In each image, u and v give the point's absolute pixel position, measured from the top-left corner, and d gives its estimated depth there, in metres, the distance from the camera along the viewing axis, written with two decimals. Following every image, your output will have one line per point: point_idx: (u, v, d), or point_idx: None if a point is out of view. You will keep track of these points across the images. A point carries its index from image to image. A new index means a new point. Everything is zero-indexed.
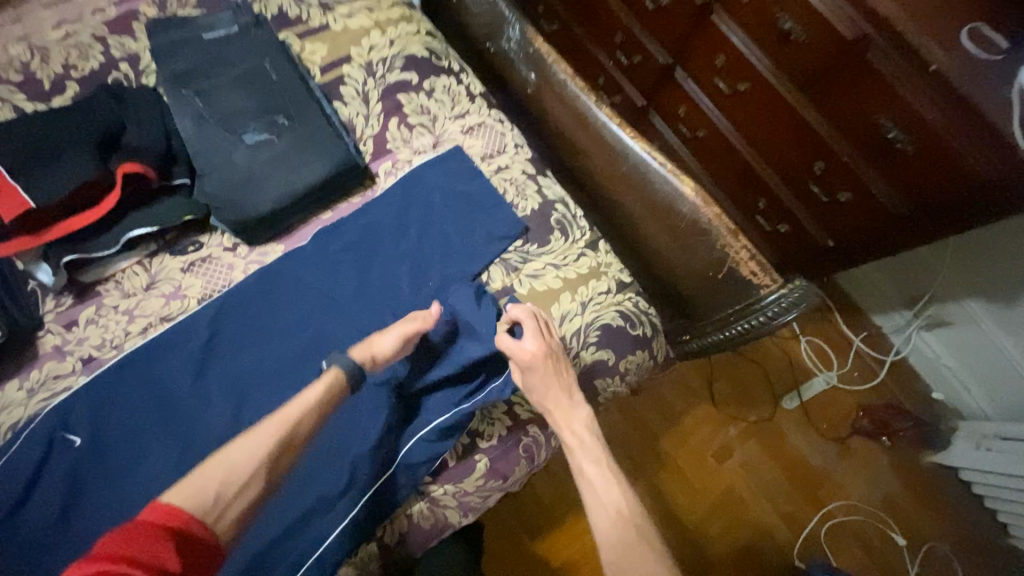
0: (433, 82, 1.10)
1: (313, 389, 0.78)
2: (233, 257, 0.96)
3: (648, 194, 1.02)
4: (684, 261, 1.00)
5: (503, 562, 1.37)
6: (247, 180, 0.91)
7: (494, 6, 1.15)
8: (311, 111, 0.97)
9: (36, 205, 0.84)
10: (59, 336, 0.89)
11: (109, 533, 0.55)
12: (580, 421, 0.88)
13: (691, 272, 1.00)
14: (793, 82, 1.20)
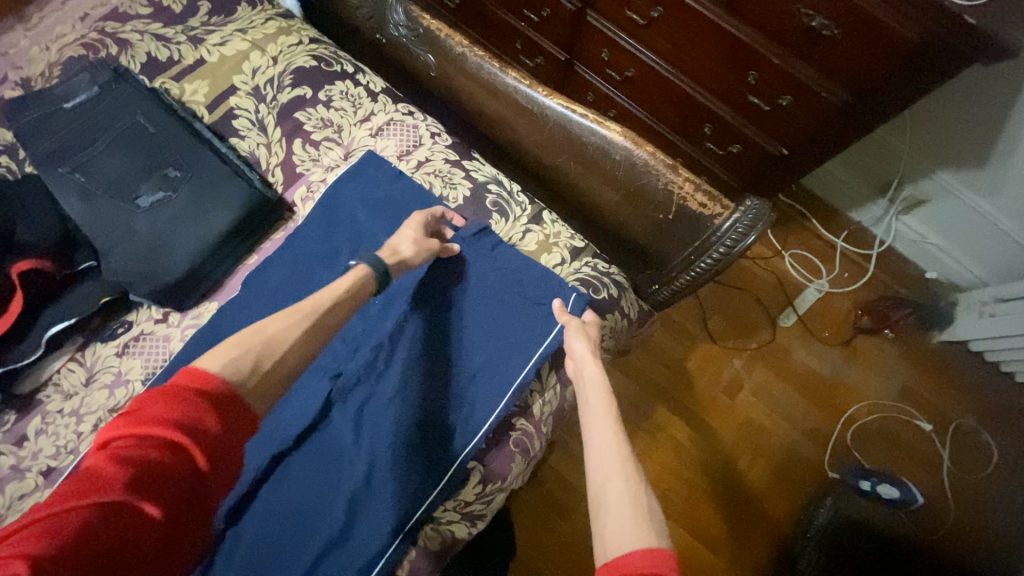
0: (328, 90, 1.03)
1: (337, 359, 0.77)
2: (167, 327, 0.90)
3: (576, 151, 0.96)
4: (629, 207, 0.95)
5: (541, 551, 1.34)
6: (155, 244, 0.86)
7: None
8: (203, 156, 0.91)
9: None
10: (10, 457, 0.84)
11: (152, 393, 0.57)
12: None
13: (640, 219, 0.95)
14: None
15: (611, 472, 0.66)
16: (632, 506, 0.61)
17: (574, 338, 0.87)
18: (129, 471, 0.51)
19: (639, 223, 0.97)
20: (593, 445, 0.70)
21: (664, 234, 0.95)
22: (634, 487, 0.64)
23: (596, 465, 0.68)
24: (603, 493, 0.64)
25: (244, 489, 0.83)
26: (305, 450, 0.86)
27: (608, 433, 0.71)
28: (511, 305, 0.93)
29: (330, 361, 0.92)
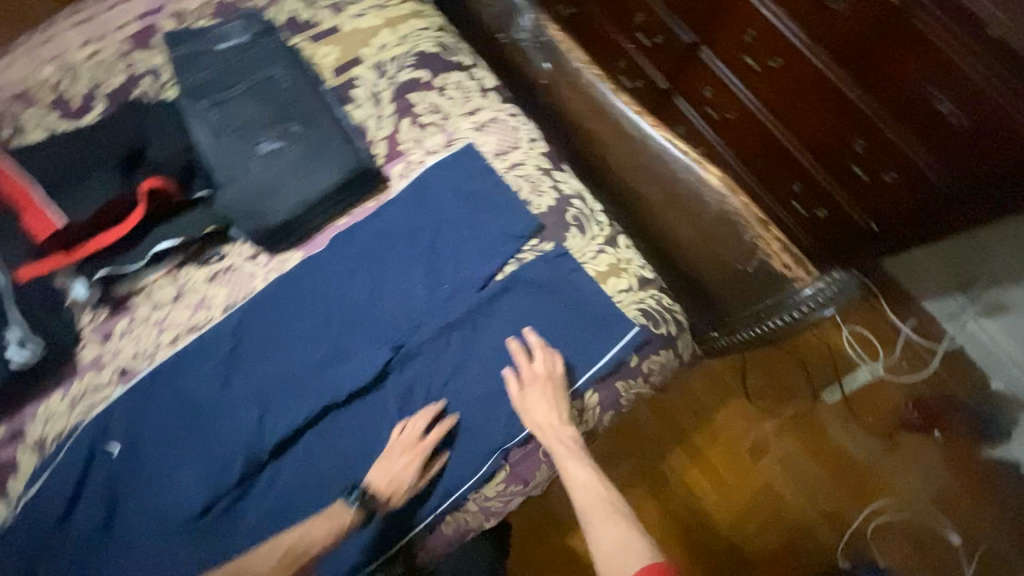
0: (445, 78, 1.09)
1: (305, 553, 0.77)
2: (254, 266, 0.97)
3: (669, 186, 0.98)
4: (708, 250, 0.96)
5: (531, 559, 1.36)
6: (263, 189, 0.93)
7: None
8: (322, 116, 0.98)
9: (65, 222, 0.87)
10: (95, 350, 0.93)
11: None
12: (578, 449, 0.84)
13: (716, 266, 0.96)
14: (829, 54, 1.10)
15: (595, 503, 0.76)
16: (615, 531, 0.73)
17: (538, 383, 0.88)
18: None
19: (713, 270, 0.96)
20: (574, 480, 0.80)
21: (738, 283, 0.95)
22: (614, 513, 0.75)
23: (580, 501, 0.77)
24: (593, 523, 0.74)
25: (287, 432, 0.87)
26: (351, 410, 0.90)
27: (582, 466, 0.81)
28: (571, 321, 0.93)
29: (385, 334, 0.92)
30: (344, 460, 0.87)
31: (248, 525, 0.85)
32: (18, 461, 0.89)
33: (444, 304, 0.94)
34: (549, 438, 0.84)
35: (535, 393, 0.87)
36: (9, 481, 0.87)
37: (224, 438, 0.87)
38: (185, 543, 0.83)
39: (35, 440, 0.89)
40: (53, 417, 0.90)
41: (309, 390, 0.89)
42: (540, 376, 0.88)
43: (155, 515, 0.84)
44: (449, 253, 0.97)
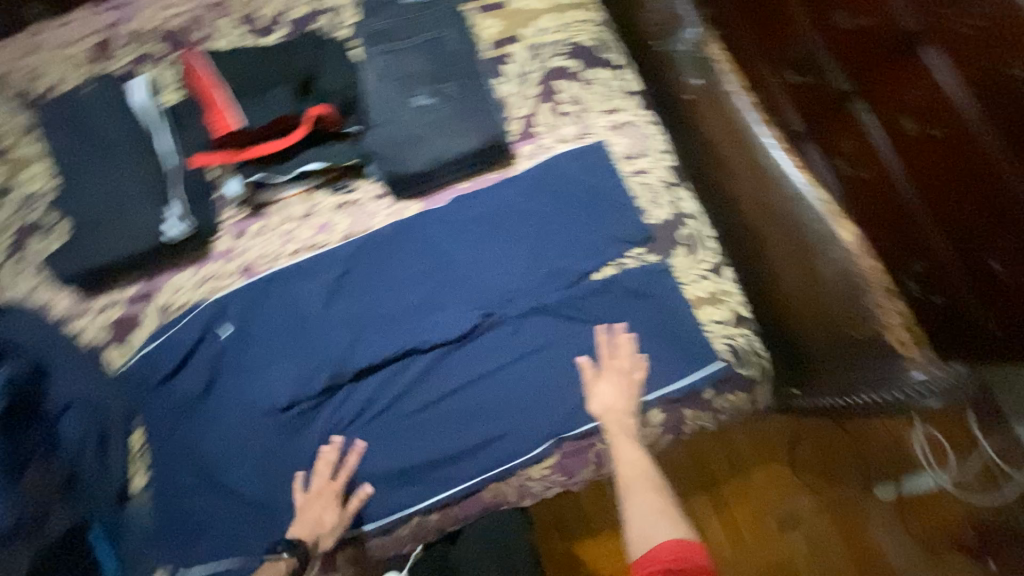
0: (594, 72, 1.12)
1: None
2: (378, 205, 1.05)
3: (795, 234, 0.95)
4: (821, 307, 0.92)
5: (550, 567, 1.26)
6: (409, 137, 1.00)
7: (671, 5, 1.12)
8: (477, 83, 1.03)
9: (241, 127, 0.97)
10: (228, 241, 1.04)
11: None
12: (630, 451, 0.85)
13: (824, 325, 0.92)
14: (899, 135, 0.79)
15: (638, 480, 0.81)
16: (651, 507, 0.78)
17: (608, 378, 0.89)
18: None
19: (818, 327, 0.93)
20: (622, 458, 0.84)
21: (843, 347, 0.91)
22: (654, 493, 0.79)
23: (625, 476, 0.82)
24: (631, 496, 0.79)
25: (373, 361, 0.94)
26: (428, 360, 0.94)
27: (632, 446, 0.85)
28: (656, 338, 0.93)
29: (477, 299, 0.96)
30: (411, 403, 0.92)
31: (314, 435, 0.92)
32: (143, 320, 1.01)
33: (537, 287, 0.95)
34: (606, 422, 0.87)
35: (604, 391, 0.89)
36: (132, 334, 1.01)
37: (318, 350, 0.95)
38: (263, 429, 0.92)
39: (162, 305, 1.02)
40: (181, 289, 1.02)
41: (400, 329, 0.96)
42: (614, 368, 0.90)
43: (242, 400, 0.93)
44: (556, 238, 0.98)
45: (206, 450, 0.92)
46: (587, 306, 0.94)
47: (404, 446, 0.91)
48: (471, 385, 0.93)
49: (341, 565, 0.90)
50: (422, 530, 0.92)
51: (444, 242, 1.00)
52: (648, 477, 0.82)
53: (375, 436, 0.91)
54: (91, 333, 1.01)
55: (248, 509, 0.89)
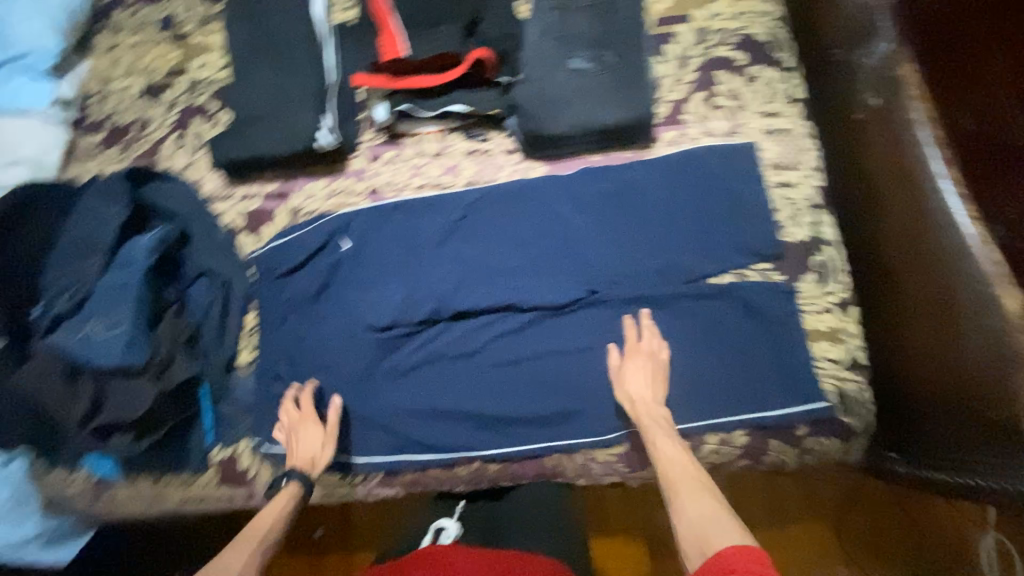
0: (760, 70, 1.05)
1: (272, 515, 0.83)
2: (506, 159, 1.07)
3: (939, 288, 0.79)
4: (948, 376, 0.80)
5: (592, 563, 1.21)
6: (556, 99, 0.99)
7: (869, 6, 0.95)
8: (639, 54, 0.99)
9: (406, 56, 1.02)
10: (362, 163, 1.11)
11: None
12: (667, 447, 0.79)
13: (951, 396, 0.81)
14: None
15: (681, 478, 0.74)
16: (703, 507, 0.68)
17: (640, 360, 0.88)
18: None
19: (946, 398, 0.82)
20: (662, 455, 0.78)
21: (975, 426, 0.77)
22: (704, 493, 0.70)
23: (666, 474, 0.76)
24: (678, 497, 0.71)
25: (473, 307, 0.97)
26: (524, 318, 0.96)
27: (671, 442, 0.80)
28: (760, 357, 0.89)
29: (586, 273, 0.96)
30: (499, 355, 0.95)
31: (405, 360, 0.97)
32: (275, 216, 1.11)
33: (647, 277, 0.95)
34: (639, 415, 0.84)
35: (635, 371, 0.87)
36: (264, 227, 1.10)
37: (424, 283, 1.00)
38: (361, 342, 0.99)
39: (294, 208, 1.10)
40: (313, 197, 1.11)
41: (504, 284, 0.98)
42: (642, 354, 0.88)
43: (347, 311, 1.00)
44: (680, 234, 0.96)
45: (309, 346, 1.00)
46: (695, 308, 0.92)
47: (483, 393, 0.94)
48: (558, 354, 0.94)
49: (401, 481, 0.96)
50: (479, 476, 0.96)
51: (565, 211, 1.00)
52: (692, 476, 0.74)
53: (457, 376, 0.95)
54: (230, 219, 1.11)
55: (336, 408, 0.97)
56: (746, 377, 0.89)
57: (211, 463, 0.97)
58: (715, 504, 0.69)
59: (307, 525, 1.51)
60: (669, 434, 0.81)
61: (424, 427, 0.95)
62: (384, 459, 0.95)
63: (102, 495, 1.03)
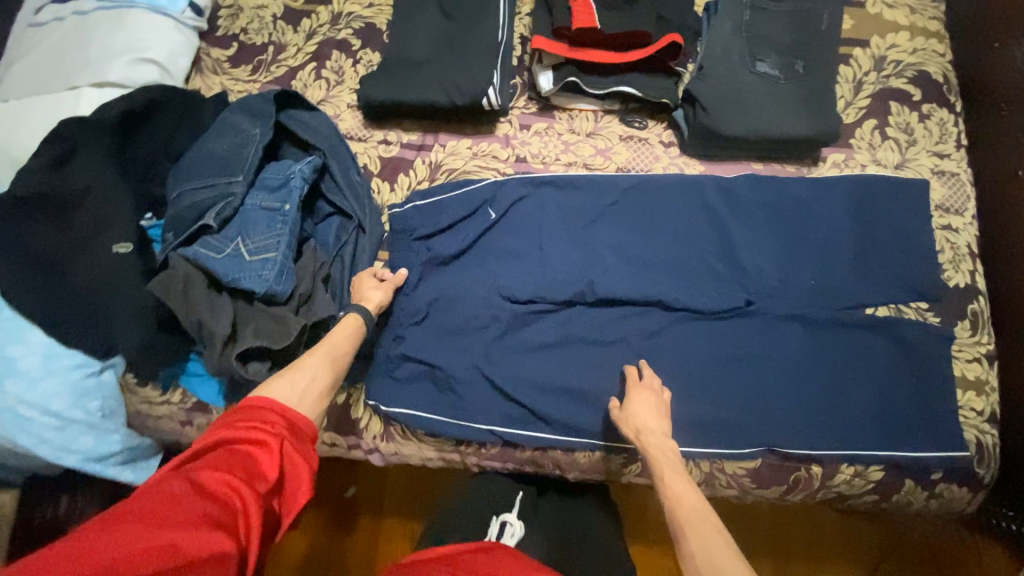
0: (933, 109, 1.03)
1: (342, 338, 0.83)
2: (663, 151, 1.04)
3: None
4: None
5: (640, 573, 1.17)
6: (736, 99, 0.96)
7: None
8: (828, 72, 0.97)
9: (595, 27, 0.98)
10: (512, 129, 1.07)
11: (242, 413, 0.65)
12: (677, 486, 0.73)
13: None
14: None
15: (692, 520, 0.67)
16: (718, 551, 0.62)
17: (642, 396, 0.84)
18: (238, 424, 0.63)
19: None
20: (668, 492, 0.72)
21: None
22: (714, 536, 0.64)
23: (674, 514, 0.70)
24: (686, 539, 0.65)
25: (619, 295, 0.94)
26: (667, 316, 0.94)
27: (679, 478, 0.74)
28: (906, 396, 0.89)
29: (739, 282, 0.95)
30: (638, 350, 0.93)
31: (537, 338, 0.94)
32: (413, 166, 1.06)
33: (799, 297, 0.93)
34: (646, 447, 0.79)
35: (641, 403, 0.83)
36: (401, 175, 1.06)
37: (566, 261, 0.96)
38: (496, 312, 0.94)
39: (434, 162, 1.06)
40: (457, 154, 1.06)
41: (653, 278, 0.95)
42: (644, 389, 0.85)
43: (484, 277, 0.97)
44: (838, 259, 0.94)
45: (441, 306, 0.95)
46: (844, 336, 0.91)
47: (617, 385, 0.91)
48: (699, 359, 0.92)
49: (518, 456, 0.94)
50: (597, 466, 0.94)
51: (725, 214, 0.97)
52: (702, 518, 0.68)
53: (590, 363, 0.93)
54: (366, 161, 1.07)
55: (465, 374, 0.92)
56: (890, 413, 0.88)
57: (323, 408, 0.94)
58: (730, 551, 0.63)
59: (336, 484, 1.36)
60: (676, 473, 0.75)
61: (550, 413, 0.90)
62: (505, 432, 0.91)
63: (196, 422, 0.99)
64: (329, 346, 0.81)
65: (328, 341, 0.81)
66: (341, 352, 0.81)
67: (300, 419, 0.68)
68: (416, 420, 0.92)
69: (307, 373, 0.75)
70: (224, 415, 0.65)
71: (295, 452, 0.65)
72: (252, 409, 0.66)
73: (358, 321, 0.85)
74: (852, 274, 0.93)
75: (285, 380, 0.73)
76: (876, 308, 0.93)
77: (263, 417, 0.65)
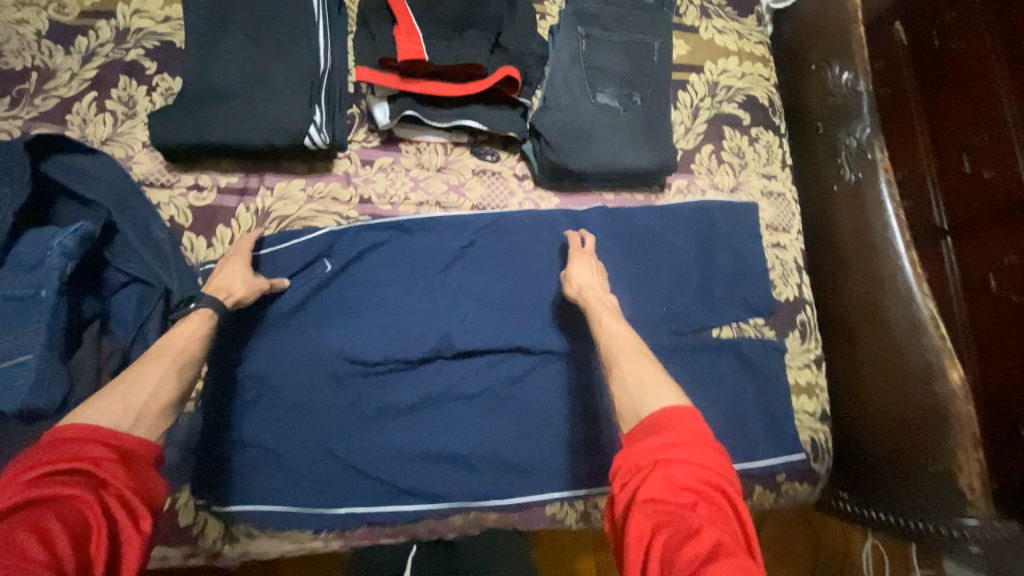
0: (760, 132, 1.11)
1: (180, 331, 0.69)
2: (517, 185, 1.00)
3: (892, 355, 0.89)
4: (888, 433, 0.92)
5: None
6: (579, 132, 0.94)
7: (852, 91, 0.97)
8: (663, 101, 0.99)
9: (426, 59, 0.91)
10: (352, 166, 0.96)
11: (43, 448, 0.50)
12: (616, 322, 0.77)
13: (889, 451, 0.92)
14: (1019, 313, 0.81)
15: (624, 351, 0.71)
16: (644, 372, 0.66)
17: (583, 258, 0.89)
18: (37, 468, 0.48)
19: (886, 449, 0.93)
20: (604, 331, 0.76)
21: (899, 472, 0.90)
22: (642, 360, 0.69)
23: (610, 348, 0.73)
24: (618, 368, 0.68)
25: (480, 346, 0.89)
26: (531, 361, 0.91)
27: (617, 322, 0.77)
28: (750, 411, 0.95)
29: None
30: (504, 402, 0.89)
31: (396, 402, 0.86)
32: (235, 215, 0.91)
33: (654, 325, 0.95)
34: (585, 296, 0.83)
35: (580, 263, 0.88)
36: (220, 228, 0.91)
37: (420, 313, 0.89)
38: (345, 380, 0.85)
39: (260, 209, 0.92)
40: (288, 199, 0.93)
41: (512, 322, 0.91)
42: (584, 252, 0.90)
43: (326, 343, 0.85)
44: (687, 285, 0.98)
45: (279, 381, 0.83)
46: (695, 360, 0.95)
47: (484, 440, 0.87)
48: (569, 400, 0.90)
49: (387, 534, 0.85)
50: (475, 525, 0.87)
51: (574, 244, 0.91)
52: (632, 348, 0.72)
53: (455, 421, 0.87)
54: (172, 213, 0.90)
55: (315, 454, 0.82)
56: (739, 429, 0.94)
57: None
58: (649, 365, 0.68)
59: None
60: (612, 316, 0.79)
61: (420, 486, 0.83)
62: (365, 510, 0.82)
63: None
64: (178, 342, 0.67)
65: (172, 342, 0.67)
66: (182, 346, 0.67)
67: (138, 442, 0.54)
68: (261, 514, 0.79)
69: (154, 374, 0.62)
70: (25, 456, 0.50)
71: (125, 483, 0.51)
72: (58, 441, 0.51)
73: (211, 316, 0.72)
74: (699, 299, 0.97)
75: (119, 388, 0.58)
76: (721, 329, 0.99)
77: (77, 450, 0.50)
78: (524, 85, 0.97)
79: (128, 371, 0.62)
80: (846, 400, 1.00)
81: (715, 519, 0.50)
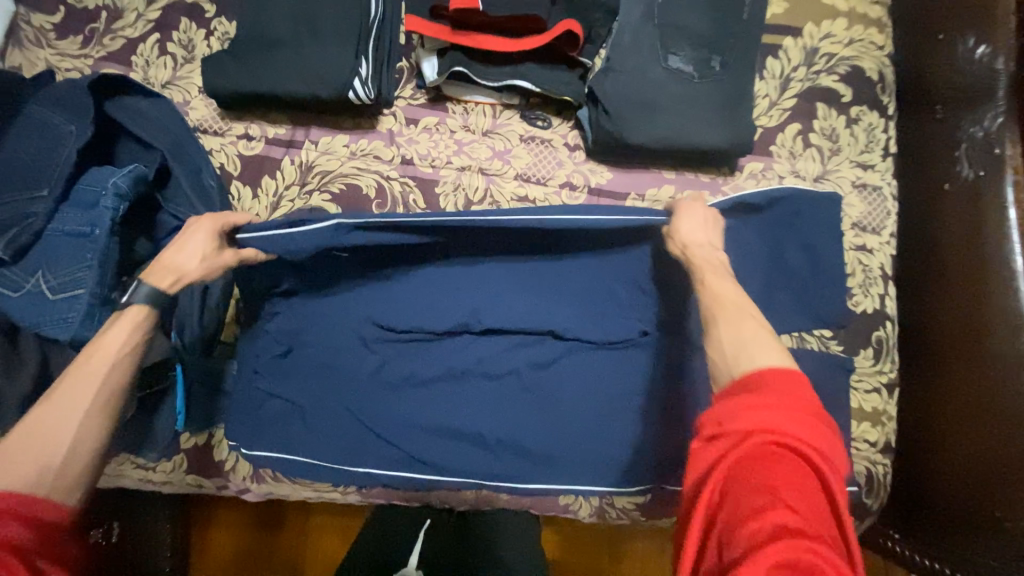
0: (861, 111, 0.94)
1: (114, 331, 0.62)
2: (568, 155, 0.92)
3: (989, 388, 0.75)
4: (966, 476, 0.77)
5: None
6: (643, 101, 0.84)
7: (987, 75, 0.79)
8: (746, 70, 0.86)
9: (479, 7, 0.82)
10: (396, 124, 0.92)
11: None
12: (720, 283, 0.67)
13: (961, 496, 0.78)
14: None
15: (726, 306, 0.63)
16: (745, 329, 0.59)
17: (692, 207, 0.75)
18: None
19: (958, 492, 0.79)
20: (706, 288, 0.67)
21: (971, 523, 0.76)
22: (747, 319, 0.61)
23: (712, 303, 0.65)
24: (720, 322, 0.61)
25: (508, 325, 0.86)
26: (562, 346, 0.87)
27: (724, 282, 0.67)
28: None
29: (640, 311, 0.86)
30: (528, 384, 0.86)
31: (422, 371, 0.85)
32: (280, 167, 0.91)
33: None
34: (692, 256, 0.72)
35: (690, 215, 0.75)
36: (265, 179, 0.91)
37: (450, 284, 0.86)
38: (372, 343, 0.85)
39: (304, 162, 0.91)
40: (331, 155, 0.91)
41: (545, 303, 0.87)
42: (693, 202, 0.76)
43: (358, 305, 0.86)
44: (747, 284, 0.87)
45: (308, 337, 0.85)
46: None
47: (504, 421, 0.85)
48: (596, 392, 0.86)
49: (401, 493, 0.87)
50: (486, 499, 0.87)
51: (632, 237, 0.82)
52: (737, 306, 0.64)
53: (477, 398, 0.85)
54: (222, 160, 0.91)
55: (336, 413, 0.83)
56: None
57: (180, 450, 0.84)
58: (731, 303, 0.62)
59: None
60: (723, 275, 0.69)
61: (433, 458, 0.83)
62: (379, 475, 0.83)
63: None
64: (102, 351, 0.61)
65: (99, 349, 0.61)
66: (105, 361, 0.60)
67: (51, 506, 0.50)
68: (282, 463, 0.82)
69: (80, 403, 0.57)
70: None
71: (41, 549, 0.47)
72: None
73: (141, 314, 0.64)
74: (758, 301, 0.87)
75: (39, 436, 0.54)
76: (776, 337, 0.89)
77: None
78: (586, 44, 0.87)
79: (31, 417, 0.55)
80: (914, 431, 0.86)
81: (807, 493, 0.43)
